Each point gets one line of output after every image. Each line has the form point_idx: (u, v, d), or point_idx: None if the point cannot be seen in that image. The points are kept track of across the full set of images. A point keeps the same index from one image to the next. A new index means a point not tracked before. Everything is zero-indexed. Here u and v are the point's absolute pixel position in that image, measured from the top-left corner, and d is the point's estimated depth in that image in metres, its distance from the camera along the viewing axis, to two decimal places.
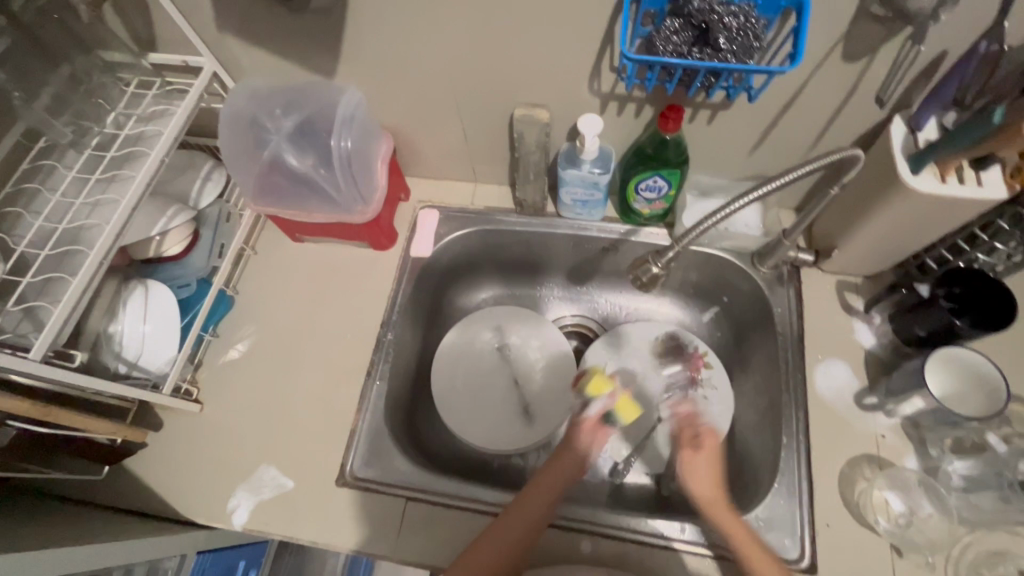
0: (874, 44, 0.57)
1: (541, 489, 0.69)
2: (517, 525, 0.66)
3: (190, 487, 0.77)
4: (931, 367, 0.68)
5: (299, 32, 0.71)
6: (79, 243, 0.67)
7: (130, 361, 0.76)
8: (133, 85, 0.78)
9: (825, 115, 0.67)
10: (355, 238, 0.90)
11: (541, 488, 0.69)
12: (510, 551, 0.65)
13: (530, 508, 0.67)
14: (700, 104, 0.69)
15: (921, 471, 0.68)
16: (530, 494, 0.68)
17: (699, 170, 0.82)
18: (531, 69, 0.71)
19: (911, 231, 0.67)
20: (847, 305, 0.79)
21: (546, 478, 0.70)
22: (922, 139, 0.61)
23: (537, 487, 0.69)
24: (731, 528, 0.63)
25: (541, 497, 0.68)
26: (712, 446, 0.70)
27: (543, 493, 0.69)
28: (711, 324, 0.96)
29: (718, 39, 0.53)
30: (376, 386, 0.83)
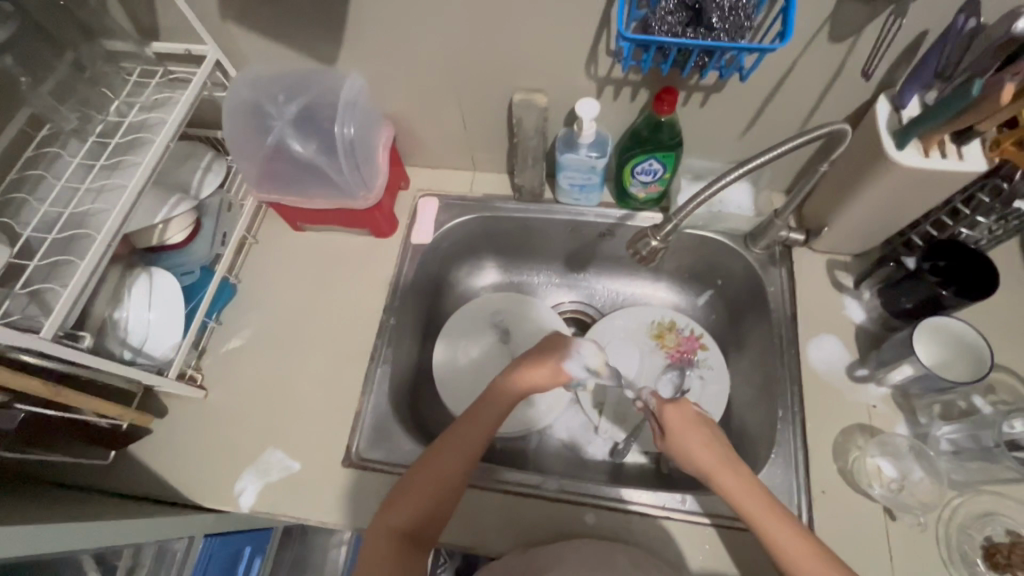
0: (858, 25, 0.60)
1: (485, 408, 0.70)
2: (457, 451, 0.67)
3: (196, 472, 0.78)
4: (920, 335, 0.71)
5: (302, 19, 0.73)
6: (86, 227, 0.67)
7: (135, 348, 0.76)
8: (135, 74, 0.79)
9: (813, 96, 0.70)
10: (356, 225, 0.91)
11: (480, 406, 0.70)
12: (450, 473, 0.66)
13: (472, 431, 0.68)
14: (693, 86, 0.72)
15: (911, 437, 0.71)
16: (472, 415, 0.69)
17: (693, 154, 0.84)
18: (530, 55, 0.73)
19: (896, 206, 0.70)
20: (837, 282, 0.82)
21: (487, 401, 0.70)
22: (906, 116, 0.64)
23: (482, 409, 0.70)
24: (743, 498, 0.62)
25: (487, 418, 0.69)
26: (673, 417, 0.70)
27: (488, 409, 0.70)
28: (706, 307, 0.98)
29: (711, 18, 0.56)
30: (380, 369, 0.84)
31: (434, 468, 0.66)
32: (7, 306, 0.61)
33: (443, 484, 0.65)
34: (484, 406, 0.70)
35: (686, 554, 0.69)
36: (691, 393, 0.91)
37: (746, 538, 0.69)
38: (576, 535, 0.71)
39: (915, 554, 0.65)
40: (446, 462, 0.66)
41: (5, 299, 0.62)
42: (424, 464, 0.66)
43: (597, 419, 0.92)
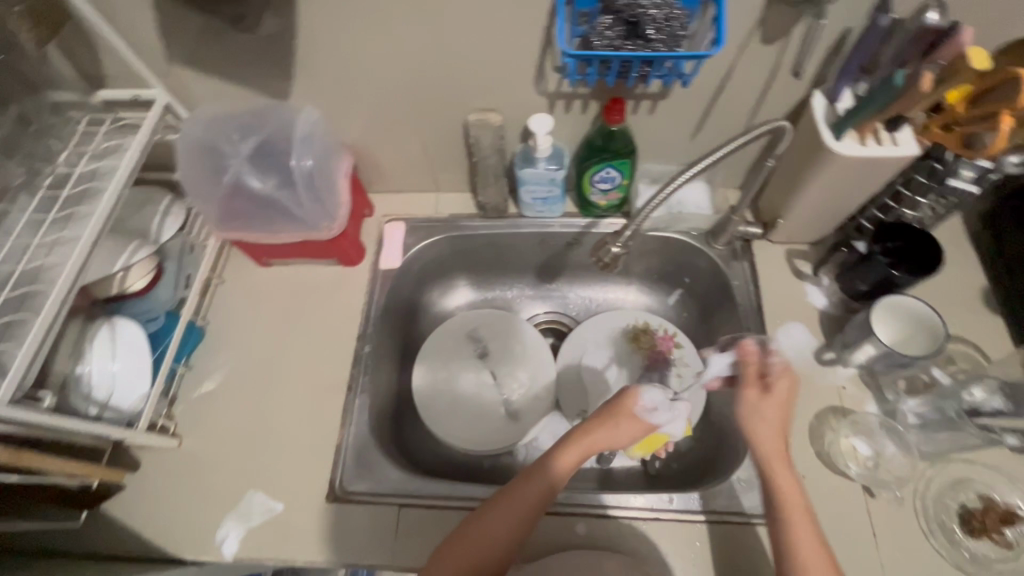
0: (787, 26, 0.63)
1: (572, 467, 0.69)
2: (509, 516, 0.65)
3: (174, 525, 0.75)
4: (878, 315, 0.73)
5: (249, 57, 0.73)
6: (40, 282, 0.66)
7: (101, 402, 0.74)
8: (83, 123, 0.78)
9: (755, 95, 0.73)
10: (322, 255, 0.91)
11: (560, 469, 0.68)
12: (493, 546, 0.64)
13: (506, 509, 0.65)
14: (640, 95, 0.74)
15: (881, 415, 0.73)
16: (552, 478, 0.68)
17: (648, 159, 0.87)
18: (480, 76, 0.74)
19: (843, 193, 0.73)
20: (797, 270, 0.84)
21: (531, 475, 0.68)
22: (840, 108, 0.67)
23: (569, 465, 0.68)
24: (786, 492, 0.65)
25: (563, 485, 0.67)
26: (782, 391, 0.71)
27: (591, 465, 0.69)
28: (677, 306, 1.00)
29: (647, 30, 0.58)
30: (359, 399, 0.83)
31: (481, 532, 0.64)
32: None
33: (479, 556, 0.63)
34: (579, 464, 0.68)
35: (678, 554, 0.69)
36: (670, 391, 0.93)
37: (730, 530, 0.70)
38: (569, 546, 0.71)
39: (897, 528, 0.67)
40: (491, 529, 0.64)
41: None
42: (471, 527, 0.65)
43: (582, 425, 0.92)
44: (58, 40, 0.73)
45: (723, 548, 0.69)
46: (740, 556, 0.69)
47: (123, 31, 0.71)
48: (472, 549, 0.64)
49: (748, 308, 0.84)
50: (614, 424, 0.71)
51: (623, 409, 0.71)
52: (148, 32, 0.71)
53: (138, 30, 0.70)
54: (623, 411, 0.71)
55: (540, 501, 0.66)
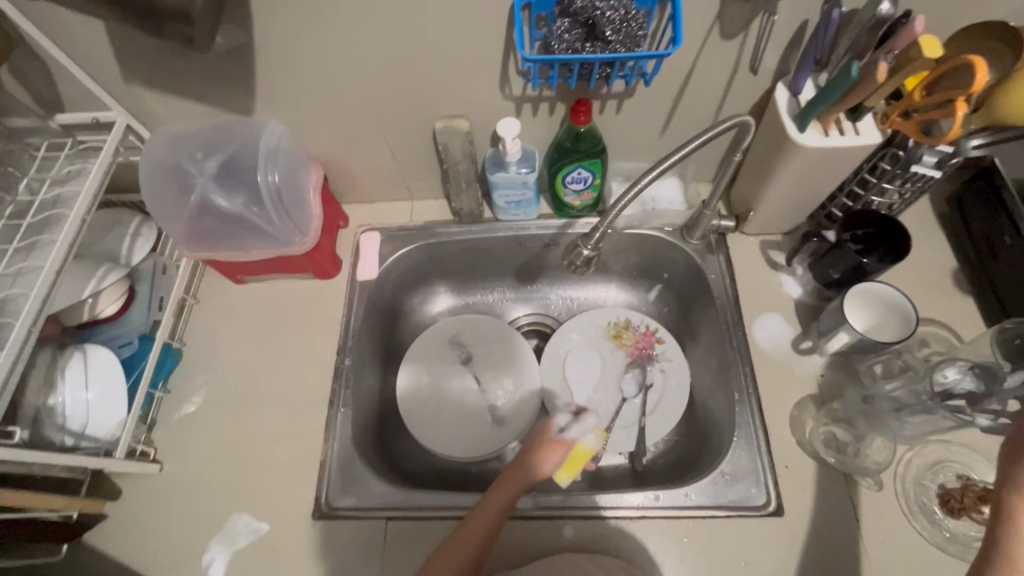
0: (745, 21, 0.63)
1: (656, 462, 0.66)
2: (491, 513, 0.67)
3: (159, 552, 0.74)
4: (851, 303, 0.74)
5: (208, 74, 0.72)
6: (2, 315, 0.64)
7: (77, 432, 0.73)
8: (43, 149, 0.76)
9: (719, 90, 0.73)
10: (299, 270, 0.90)
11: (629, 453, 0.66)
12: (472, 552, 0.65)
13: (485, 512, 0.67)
14: (606, 95, 0.74)
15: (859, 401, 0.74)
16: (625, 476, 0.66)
17: (619, 157, 0.87)
18: (444, 84, 0.74)
19: (810, 183, 0.73)
20: (772, 261, 0.85)
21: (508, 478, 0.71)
22: (803, 100, 0.68)
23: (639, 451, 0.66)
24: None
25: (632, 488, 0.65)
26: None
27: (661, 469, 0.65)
28: (657, 301, 1.01)
29: (605, 32, 0.58)
30: (341, 413, 0.83)
31: (460, 543, 0.64)
32: None
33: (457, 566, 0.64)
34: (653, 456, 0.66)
35: (667, 552, 0.69)
36: (653, 387, 0.94)
37: (716, 525, 0.70)
38: (557, 550, 0.71)
39: (878, 512, 0.68)
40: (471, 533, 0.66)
41: None
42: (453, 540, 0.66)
43: None
44: (9, 66, 0.71)
45: (711, 544, 0.69)
46: (730, 551, 0.68)
47: (76, 54, 0.70)
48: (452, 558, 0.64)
49: (727, 301, 0.84)
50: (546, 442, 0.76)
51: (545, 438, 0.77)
52: (102, 55, 0.69)
53: (92, 53, 0.69)
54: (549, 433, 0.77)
55: (504, 507, 0.68)
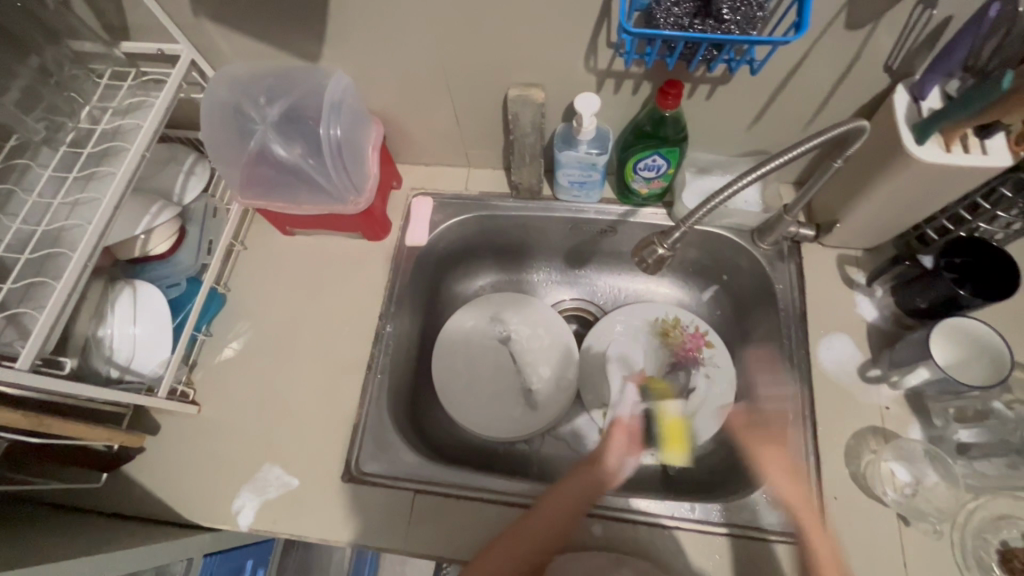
0: (879, 11, 0.56)
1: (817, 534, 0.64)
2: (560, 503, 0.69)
3: (191, 491, 0.76)
4: (935, 336, 0.68)
5: (279, 14, 0.68)
6: (61, 244, 0.64)
7: (123, 365, 0.73)
8: (106, 77, 0.75)
9: (827, 85, 0.66)
10: (348, 229, 0.88)
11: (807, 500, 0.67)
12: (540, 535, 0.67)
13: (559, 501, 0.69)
14: (700, 78, 0.67)
15: (926, 441, 0.69)
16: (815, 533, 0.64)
17: (697, 147, 0.81)
18: (525, 49, 0.69)
19: (912, 201, 0.66)
20: (848, 278, 0.79)
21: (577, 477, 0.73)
22: (925, 108, 0.61)
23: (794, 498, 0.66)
24: None
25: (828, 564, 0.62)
26: None
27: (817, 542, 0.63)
28: (711, 302, 0.96)
29: (720, 10, 0.52)
30: (378, 379, 0.82)
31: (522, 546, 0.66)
32: None
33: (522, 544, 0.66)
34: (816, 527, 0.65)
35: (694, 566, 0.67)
36: (696, 393, 0.89)
37: (749, 545, 0.68)
38: (582, 547, 0.70)
39: (930, 561, 0.64)
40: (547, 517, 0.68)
41: None
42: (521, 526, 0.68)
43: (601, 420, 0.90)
44: None
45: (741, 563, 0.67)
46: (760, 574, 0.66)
47: None
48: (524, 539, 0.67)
49: (791, 314, 0.79)
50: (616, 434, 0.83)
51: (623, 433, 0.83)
52: None
53: None
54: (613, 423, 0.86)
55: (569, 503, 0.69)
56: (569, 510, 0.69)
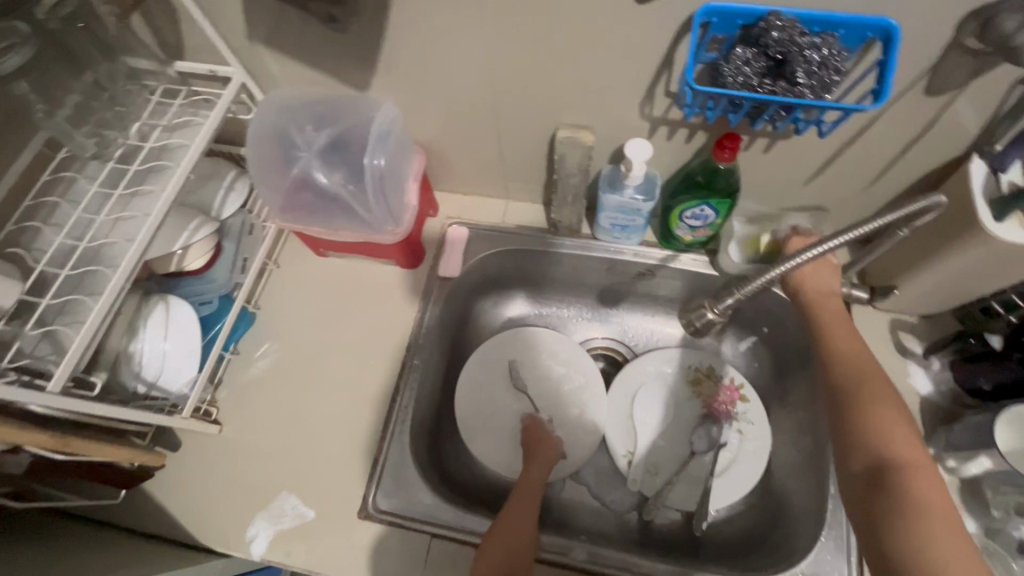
0: (963, 79, 0.52)
1: (902, 448, 0.55)
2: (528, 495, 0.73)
3: (207, 514, 0.75)
4: (1003, 427, 0.62)
5: (333, 44, 0.67)
6: (99, 262, 0.64)
7: (150, 382, 0.73)
8: (158, 93, 0.74)
9: (895, 149, 0.63)
10: (382, 255, 0.87)
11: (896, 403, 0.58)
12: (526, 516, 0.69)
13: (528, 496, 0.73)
14: (759, 132, 0.64)
15: (981, 534, 0.64)
16: (924, 466, 0.53)
17: (747, 197, 0.77)
18: (577, 92, 0.67)
19: (983, 275, 0.62)
20: (902, 346, 0.74)
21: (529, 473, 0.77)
22: (1005, 181, 0.57)
23: (870, 398, 0.58)
24: None
25: (937, 498, 0.51)
26: None
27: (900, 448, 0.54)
28: (748, 354, 0.92)
29: (795, 72, 0.49)
30: (401, 413, 0.79)
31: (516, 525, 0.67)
32: (17, 345, 0.60)
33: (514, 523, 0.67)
34: (918, 454, 0.54)
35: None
36: (727, 447, 0.86)
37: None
38: None
39: None
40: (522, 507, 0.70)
41: (17, 337, 0.61)
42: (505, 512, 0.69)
43: (625, 469, 0.87)
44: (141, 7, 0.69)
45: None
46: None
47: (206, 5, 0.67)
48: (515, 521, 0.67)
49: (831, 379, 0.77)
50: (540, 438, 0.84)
51: (534, 437, 0.84)
52: (231, 10, 0.66)
53: (221, 6, 0.66)
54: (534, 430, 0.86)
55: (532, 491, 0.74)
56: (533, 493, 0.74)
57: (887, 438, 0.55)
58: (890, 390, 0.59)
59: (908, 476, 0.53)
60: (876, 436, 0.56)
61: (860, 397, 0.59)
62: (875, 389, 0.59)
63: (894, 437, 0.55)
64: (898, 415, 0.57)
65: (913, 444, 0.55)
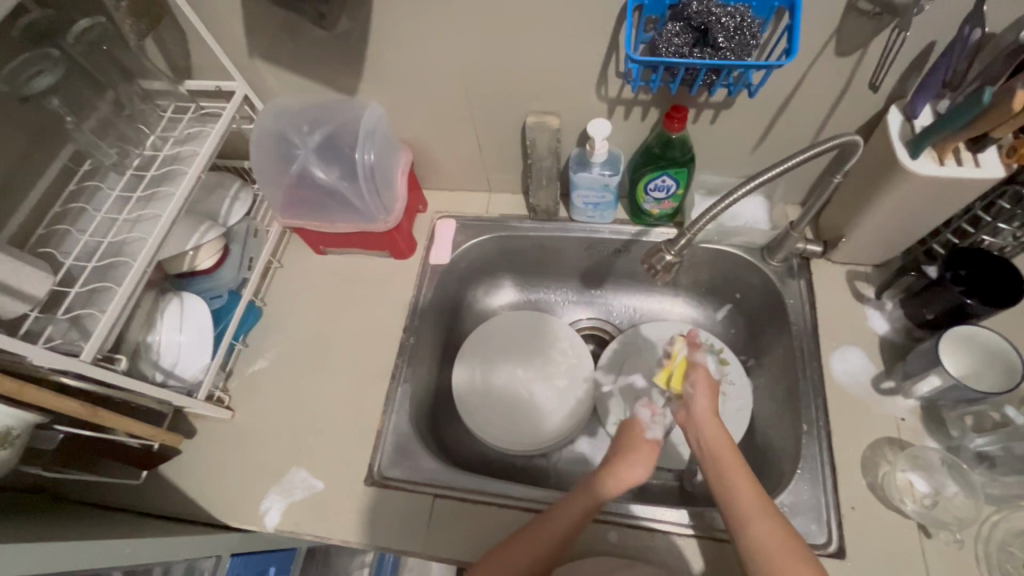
0: (865, 39, 0.61)
1: (739, 497, 0.62)
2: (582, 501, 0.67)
3: (222, 493, 0.79)
4: (945, 345, 0.69)
5: (326, 54, 0.77)
6: (123, 255, 0.70)
7: (167, 370, 0.78)
8: (169, 110, 0.83)
9: (824, 109, 0.71)
10: (376, 247, 0.94)
11: (765, 506, 0.61)
12: (558, 532, 0.65)
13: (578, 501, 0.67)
14: (703, 104, 0.73)
15: (943, 450, 0.69)
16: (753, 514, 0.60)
17: (705, 170, 0.85)
18: (541, 82, 0.76)
19: (914, 215, 0.69)
20: (859, 293, 0.81)
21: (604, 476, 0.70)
22: (919, 126, 0.65)
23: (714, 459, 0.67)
24: None
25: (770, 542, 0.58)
26: None
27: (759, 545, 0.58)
28: (725, 321, 0.97)
29: (717, 38, 0.57)
30: (402, 388, 0.86)
31: (543, 540, 0.65)
32: (49, 331, 0.64)
33: (546, 534, 0.65)
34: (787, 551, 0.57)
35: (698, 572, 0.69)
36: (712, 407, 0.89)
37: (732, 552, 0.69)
38: (598, 553, 0.71)
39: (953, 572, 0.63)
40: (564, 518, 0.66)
41: (48, 324, 0.65)
42: (542, 523, 0.66)
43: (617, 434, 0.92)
44: (155, 33, 0.79)
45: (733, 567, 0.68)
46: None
47: (213, 27, 0.76)
48: (544, 535, 0.65)
49: (808, 334, 0.80)
50: (636, 446, 0.73)
51: (635, 440, 0.73)
52: (235, 30, 0.76)
53: (227, 25, 0.75)
54: (635, 444, 0.73)
55: (588, 507, 0.67)
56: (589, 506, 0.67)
57: (764, 548, 0.58)
58: (739, 467, 0.65)
59: (745, 527, 0.60)
60: (766, 561, 0.57)
61: (722, 480, 0.65)
62: (720, 453, 0.67)
63: (730, 486, 0.64)
64: (757, 503, 0.61)
65: (778, 542, 0.58)
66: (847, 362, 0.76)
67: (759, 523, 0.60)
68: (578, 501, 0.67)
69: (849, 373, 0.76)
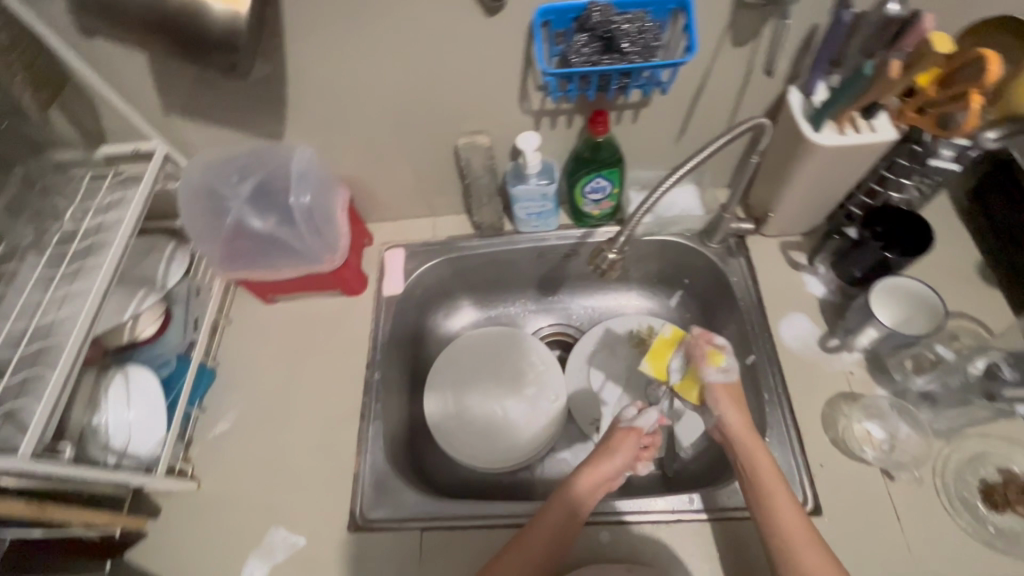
0: (756, 29, 0.66)
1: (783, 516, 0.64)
2: (541, 533, 0.67)
3: (198, 569, 0.75)
4: (875, 297, 0.75)
5: (245, 103, 0.76)
6: (53, 337, 0.66)
7: (119, 451, 0.74)
8: (86, 178, 0.80)
9: (732, 97, 0.76)
10: (327, 287, 0.93)
11: (804, 527, 0.63)
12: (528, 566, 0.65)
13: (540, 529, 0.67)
14: (622, 105, 0.77)
15: (891, 395, 0.74)
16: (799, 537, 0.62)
17: (635, 166, 0.89)
18: (466, 103, 0.77)
19: (828, 182, 0.75)
20: (793, 261, 0.86)
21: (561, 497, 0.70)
22: (816, 101, 0.71)
23: (755, 467, 0.68)
24: None
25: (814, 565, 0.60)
26: None
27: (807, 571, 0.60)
28: (679, 307, 1.00)
29: (622, 44, 0.61)
30: (373, 426, 0.84)
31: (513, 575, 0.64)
32: None
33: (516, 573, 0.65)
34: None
35: (690, 556, 0.70)
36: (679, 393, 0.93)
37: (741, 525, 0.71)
38: (592, 555, 0.71)
39: (919, 507, 0.67)
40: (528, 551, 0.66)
41: None
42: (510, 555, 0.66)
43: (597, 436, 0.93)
44: (59, 103, 0.76)
45: (721, 544, 0.70)
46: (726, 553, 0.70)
47: (122, 89, 0.74)
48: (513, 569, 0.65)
49: (755, 307, 0.84)
50: (602, 456, 0.74)
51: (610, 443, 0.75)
52: (146, 90, 0.74)
53: (136, 86, 0.73)
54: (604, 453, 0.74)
55: (552, 531, 0.67)
56: (554, 529, 0.67)
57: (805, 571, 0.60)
58: (777, 478, 0.66)
59: (790, 546, 0.62)
60: None
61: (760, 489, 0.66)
62: (759, 462, 0.68)
63: (772, 500, 0.65)
64: (801, 524, 0.63)
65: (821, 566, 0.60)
66: (793, 328, 0.81)
67: (806, 546, 0.61)
68: (539, 531, 0.67)
69: (797, 338, 0.80)
